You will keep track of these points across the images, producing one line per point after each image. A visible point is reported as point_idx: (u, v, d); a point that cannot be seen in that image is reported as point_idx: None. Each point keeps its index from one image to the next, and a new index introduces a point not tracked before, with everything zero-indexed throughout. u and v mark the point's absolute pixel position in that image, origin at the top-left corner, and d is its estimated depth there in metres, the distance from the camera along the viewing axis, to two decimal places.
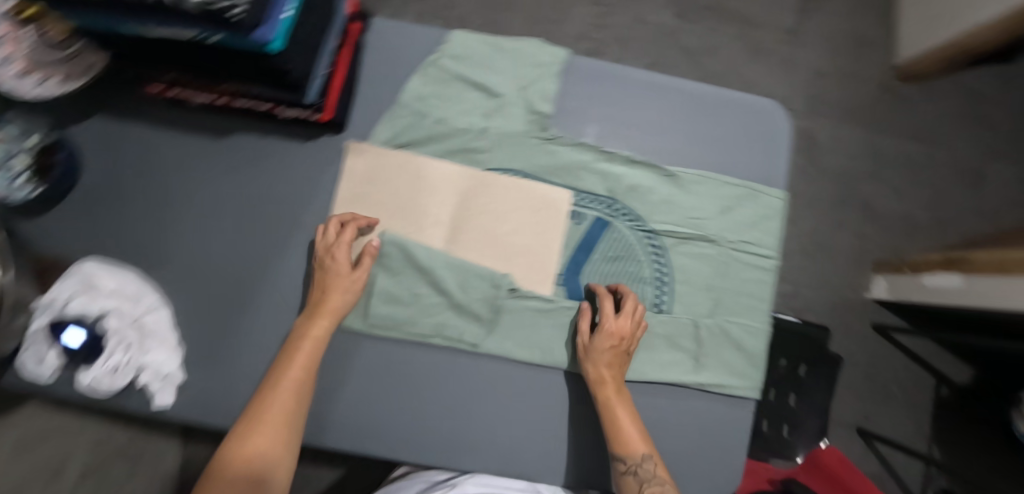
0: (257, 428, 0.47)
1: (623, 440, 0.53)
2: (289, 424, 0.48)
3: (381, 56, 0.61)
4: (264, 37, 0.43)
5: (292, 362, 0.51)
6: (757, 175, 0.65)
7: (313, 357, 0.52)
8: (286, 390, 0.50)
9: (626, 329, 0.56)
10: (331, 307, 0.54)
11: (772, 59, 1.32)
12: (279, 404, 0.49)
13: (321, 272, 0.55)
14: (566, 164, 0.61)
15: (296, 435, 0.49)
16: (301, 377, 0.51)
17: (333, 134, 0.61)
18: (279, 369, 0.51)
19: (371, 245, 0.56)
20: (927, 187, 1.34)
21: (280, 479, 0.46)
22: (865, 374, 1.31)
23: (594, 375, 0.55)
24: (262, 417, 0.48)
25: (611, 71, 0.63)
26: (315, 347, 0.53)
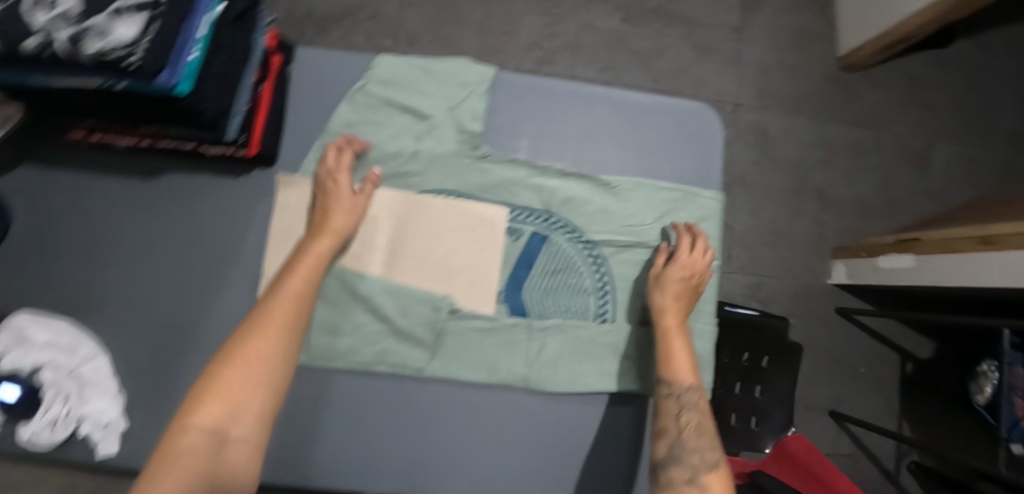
0: (256, 331, 0.48)
1: (672, 366, 0.57)
2: (288, 331, 0.50)
3: (309, 87, 0.61)
4: (170, 82, 0.43)
5: (294, 275, 0.53)
6: (692, 177, 0.66)
7: (314, 273, 0.54)
8: (286, 299, 0.51)
9: (697, 265, 0.60)
10: (333, 227, 0.55)
11: (719, 58, 1.35)
12: (279, 312, 0.50)
13: (323, 195, 0.57)
14: (500, 182, 0.61)
15: (295, 340, 0.50)
16: (303, 289, 0.53)
17: (264, 168, 0.61)
18: (281, 280, 0.53)
19: (373, 174, 0.59)
20: (877, 171, 1.38)
21: (278, 385, 0.47)
22: (832, 357, 1.33)
23: (660, 306, 0.59)
24: (262, 321, 0.49)
25: (538, 86, 0.64)
26: (317, 264, 0.54)
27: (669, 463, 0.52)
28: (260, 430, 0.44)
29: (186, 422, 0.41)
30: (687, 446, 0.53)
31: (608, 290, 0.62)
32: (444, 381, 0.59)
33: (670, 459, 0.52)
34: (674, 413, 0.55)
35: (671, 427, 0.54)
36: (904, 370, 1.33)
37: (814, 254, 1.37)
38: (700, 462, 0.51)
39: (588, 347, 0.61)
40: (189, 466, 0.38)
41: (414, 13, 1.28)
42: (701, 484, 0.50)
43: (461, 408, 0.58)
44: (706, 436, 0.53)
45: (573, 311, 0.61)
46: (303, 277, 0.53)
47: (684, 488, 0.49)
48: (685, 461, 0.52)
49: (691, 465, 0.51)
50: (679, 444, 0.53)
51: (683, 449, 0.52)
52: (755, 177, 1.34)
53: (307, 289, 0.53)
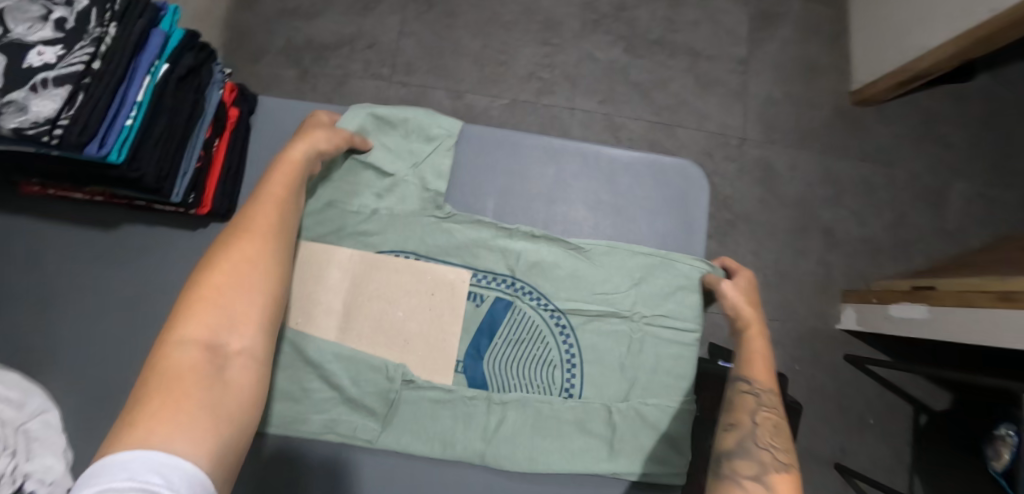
0: (241, 239, 0.46)
1: (753, 365, 0.56)
2: (275, 238, 0.48)
3: (269, 140, 0.60)
4: (99, 152, 0.41)
5: (274, 179, 0.50)
6: (669, 239, 0.63)
7: (295, 179, 0.51)
8: (267, 205, 0.49)
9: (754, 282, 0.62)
10: (308, 143, 0.52)
11: (724, 90, 1.31)
12: (262, 220, 0.48)
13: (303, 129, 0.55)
14: (463, 243, 0.58)
15: (282, 246, 0.48)
16: (283, 193, 0.50)
17: (222, 223, 0.60)
18: (261, 186, 0.50)
19: (362, 141, 0.58)
20: (889, 209, 1.31)
21: (270, 291, 0.46)
22: (837, 405, 1.26)
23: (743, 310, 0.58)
24: (245, 229, 0.47)
25: (508, 142, 0.62)
26: (294, 174, 0.51)
27: (737, 454, 0.50)
28: (259, 341, 0.44)
29: (177, 336, 0.40)
30: (761, 442, 0.50)
31: (574, 362, 0.58)
32: (398, 453, 0.56)
33: (739, 451, 0.50)
34: (749, 409, 0.53)
35: (746, 422, 0.52)
36: (916, 421, 1.25)
37: (820, 296, 1.30)
38: (774, 461, 0.49)
39: (550, 422, 0.57)
40: (190, 380, 0.38)
41: (411, 42, 1.27)
42: (768, 482, 0.47)
43: (414, 482, 0.56)
44: (780, 439, 0.51)
45: (535, 384, 0.58)
46: (284, 182, 0.50)
47: (750, 483, 0.47)
48: (755, 455, 0.49)
49: (764, 462, 0.49)
50: (753, 440, 0.51)
51: (755, 444, 0.50)
52: (759, 214, 1.29)
53: (287, 195, 0.50)
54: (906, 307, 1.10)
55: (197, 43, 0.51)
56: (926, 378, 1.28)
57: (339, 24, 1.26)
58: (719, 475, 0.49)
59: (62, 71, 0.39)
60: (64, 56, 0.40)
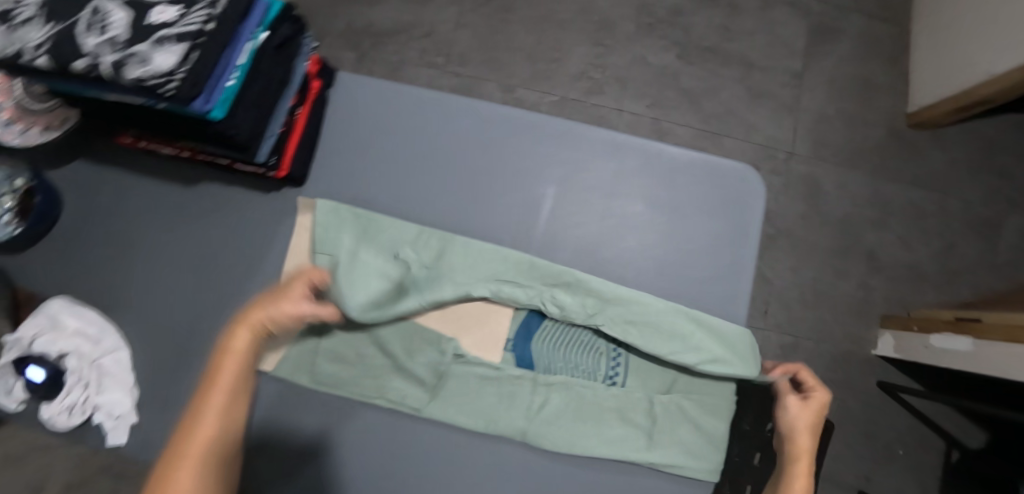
0: (181, 461, 0.42)
1: None
2: (211, 459, 0.44)
3: (344, 113, 0.63)
4: (204, 107, 0.44)
5: (218, 384, 0.46)
6: (723, 240, 0.63)
7: (240, 374, 0.47)
8: (209, 419, 0.44)
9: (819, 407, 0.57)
10: (260, 322, 0.48)
11: (775, 103, 1.30)
12: (204, 434, 0.44)
13: (274, 289, 0.51)
14: (520, 227, 0.61)
15: (225, 456, 0.45)
16: (227, 399, 0.46)
17: (294, 187, 0.62)
18: (203, 392, 0.46)
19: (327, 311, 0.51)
20: (938, 238, 1.27)
21: None
22: (866, 432, 1.24)
23: (798, 444, 0.55)
24: (180, 459, 0.42)
25: (570, 133, 0.63)
26: (244, 363, 0.47)
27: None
28: None
29: None
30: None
31: (619, 351, 0.60)
32: (443, 424, 0.58)
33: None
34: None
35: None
36: (948, 457, 1.22)
37: (858, 319, 1.28)
38: None
39: (591, 407, 0.59)
40: None
41: (467, 34, 1.29)
42: None
43: (454, 453, 0.58)
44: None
45: (580, 368, 0.60)
46: (229, 387, 0.46)
47: None
48: None
49: None
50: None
51: None
52: (801, 230, 1.27)
53: (231, 400, 0.46)
54: (947, 338, 1.07)
55: (293, 15, 0.54)
56: (963, 413, 1.24)
57: (398, 11, 1.29)
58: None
59: (179, 29, 0.42)
60: (182, 16, 0.43)
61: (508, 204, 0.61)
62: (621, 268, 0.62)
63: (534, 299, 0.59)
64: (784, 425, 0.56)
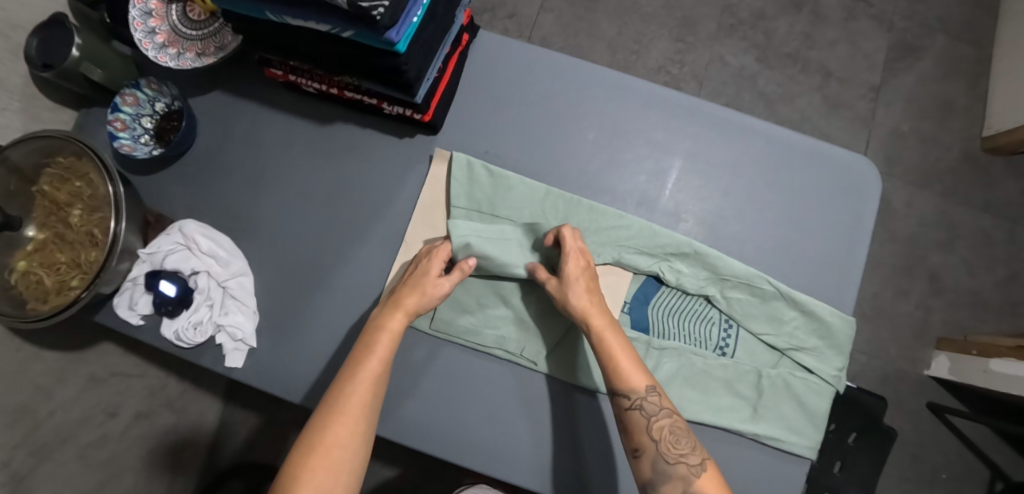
0: (336, 420, 0.50)
1: (619, 377, 0.52)
2: (364, 418, 0.51)
3: (481, 67, 0.65)
4: (394, 38, 0.47)
5: (370, 357, 0.53)
6: (841, 228, 0.64)
7: (389, 351, 0.54)
8: (363, 385, 0.52)
9: (581, 259, 0.56)
10: (409, 305, 0.56)
11: (851, 115, 1.30)
12: (355, 400, 0.51)
13: (414, 272, 0.58)
14: (644, 197, 0.63)
15: (371, 424, 0.52)
16: (378, 371, 0.53)
17: (426, 135, 0.65)
18: (357, 362, 0.53)
19: (466, 263, 0.56)
20: (1004, 266, 1.27)
21: (354, 470, 0.50)
22: (912, 453, 1.25)
23: (580, 308, 0.54)
24: (337, 413, 0.50)
25: (699, 107, 0.64)
26: (392, 342, 0.54)
27: (658, 481, 0.49)
28: None
29: None
30: (670, 457, 0.49)
31: (731, 323, 0.62)
32: (553, 378, 0.60)
33: (658, 477, 0.49)
34: (644, 427, 0.51)
35: (648, 444, 0.50)
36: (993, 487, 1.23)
37: (913, 340, 1.28)
38: (688, 470, 0.48)
39: (702, 376, 0.60)
40: None
41: (551, 18, 1.31)
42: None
43: (562, 406, 0.60)
44: (683, 438, 0.50)
45: (693, 336, 0.61)
46: (379, 361, 0.53)
47: None
48: (672, 473, 0.49)
49: (681, 478, 0.48)
50: (661, 458, 0.49)
51: (667, 461, 0.49)
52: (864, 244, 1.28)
53: (380, 371, 0.53)
54: (1010, 363, 1.06)
55: None
56: (1011, 444, 1.24)
57: None
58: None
59: None
60: None
61: (634, 173, 0.63)
62: (739, 245, 0.63)
63: (652, 266, 0.60)
64: (569, 310, 0.55)
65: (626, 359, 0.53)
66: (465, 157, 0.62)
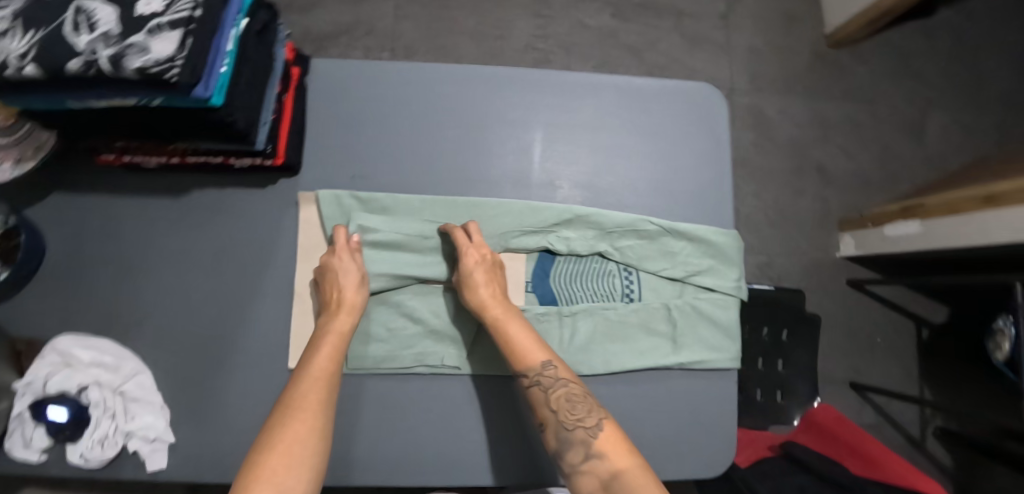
0: (293, 415, 0.48)
1: (517, 357, 0.55)
2: (321, 412, 0.50)
3: (325, 97, 0.64)
4: (205, 93, 0.46)
5: (318, 355, 0.54)
6: (704, 152, 0.67)
7: (338, 349, 0.55)
8: (314, 380, 0.52)
9: (477, 250, 0.58)
10: (349, 303, 0.57)
11: (710, 46, 1.39)
12: (311, 396, 0.50)
13: (330, 275, 0.57)
14: (518, 178, 0.64)
15: (328, 422, 0.50)
16: (329, 367, 0.53)
17: (289, 178, 0.63)
18: (307, 361, 0.53)
19: (349, 241, 0.60)
20: (873, 143, 1.42)
21: (313, 467, 0.47)
22: (847, 327, 1.38)
23: (477, 298, 0.56)
24: (296, 408, 0.49)
25: (545, 77, 0.66)
26: (340, 341, 0.55)
27: (562, 449, 0.52)
28: None
29: None
30: (569, 424, 0.52)
31: (630, 270, 0.64)
32: (481, 376, 0.61)
33: (562, 445, 0.52)
34: (543, 401, 0.54)
35: (549, 417, 0.53)
36: (920, 336, 1.38)
37: (821, 229, 1.40)
38: (587, 434, 0.51)
39: (618, 327, 0.63)
40: None
41: (409, 25, 1.31)
42: (597, 454, 0.50)
43: (499, 398, 0.61)
44: (578, 405, 0.53)
45: (599, 294, 0.63)
46: (328, 355, 0.54)
47: (583, 468, 0.50)
48: (574, 440, 0.51)
49: (579, 441, 0.51)
50: (562, 427, 0.52)
51: (568, 430, 0.52)
52: (755, 158, 1.39)
53: (333, 368, 0.53)
54: (899, 225, 1.21)
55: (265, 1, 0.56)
56: (925, 294, 1.39)
57: (335, 13, 1.29)
58: (568, 474, 0.51)
59: (171, 18, 0.44)
60: (169, 5, 0.45)
61: (503, 156, 0.64)
62: (618, 196, 0.65)
63: (540, 242, 0.62)
64: (470, 301, 0.57)
65: (523, 343, 0.56)
66: (327, 192, 0.61)
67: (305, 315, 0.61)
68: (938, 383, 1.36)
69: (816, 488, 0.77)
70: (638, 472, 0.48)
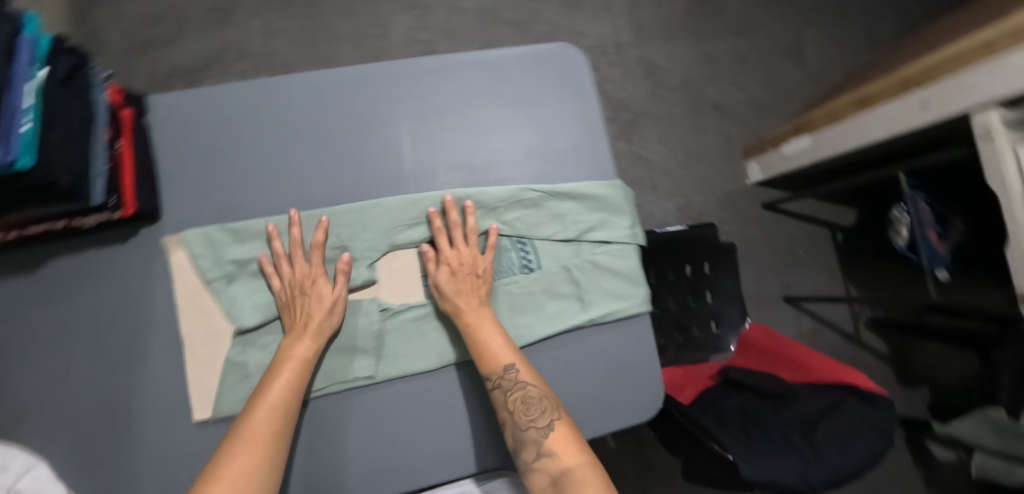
0: (239, 451, 0.49)
1: (482, 359, 0.56)
2: (269, 448, 0.50)
3: (173, 135, 0.61)
4: (6, 157, 0.42)
5: (275, 383, 0.53)
6: (573, 111, 0.68)
7: (299, 377, 0.54)
8: (268, 411, 0.51)
9: (466, 257, 0.60)
10: (314, 329, 0.56)
11: (589, 7, 1.42)
12: (262, 429, 0.50)
13: (304, 301, 0.57)
14: (393, 176, 0.63)
15: (277, 459, 0.50)
16: (287, 396, 0.53)
17: (151, 226, 0.60)
18: (264, 389, 0.53)
19: (342, 263, 0.59)
20: (760, 71, 1.49)
21: None
22: (769, 247, 1.46)
23: (452, 306, 0.59)
24: (247, 441, 0.49)
25: (400, 68, 0.65)
26: (300, 369, 0.55)
27: (518, 448, 0.54)
28: None
29: None
30: (523, 424, 0.54)
31: (524, 241, 0.65)
32: (397, 379, 0.60)
33: (518, 444, 0.54)
34: (502, 403, 0.55)
35: (506, 417, 0.55)
36: (836, 240, 1.49)
37: (730, 161, 1.46)
38: (539, 435, 0.53)
39: (524, 298, 0.64)
40: None
41: (282, 40, 1.25)
42: (548, 452, 0.53)
43: (422, 397, 0.60)
44: (534, 406, 0.54)
45: (497, 271, 0.64)
46: (288, 383, 0.53)
47: (534, 465, 0.53)
48: (529, 439, 0.54)
49: (532, 441, 0.53)
50: (517, 428, 0.54)
51: (523, 430, 0.54)
52: (655, 106, 1.43)
53: (292, 397, 0.53)
54: (793, 142, 1.28)
55: (65, 46, 0.52)
56: (833, 202, 1.50)
57: (200, 42, 1.22)
58: (523, 469, 0.54)
59: None
60: None
61: (373, 157, 0.63)
62: (497, 171, 0.65)
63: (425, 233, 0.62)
64: (449, 305, 0.59)
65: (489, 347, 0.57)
66: (187, 233, 0.58)
67: (201, 363, 0.58)
68: (860, 279, 1.48)
69: (754, 406, 0.84)
70: (586, 470, 0.51)
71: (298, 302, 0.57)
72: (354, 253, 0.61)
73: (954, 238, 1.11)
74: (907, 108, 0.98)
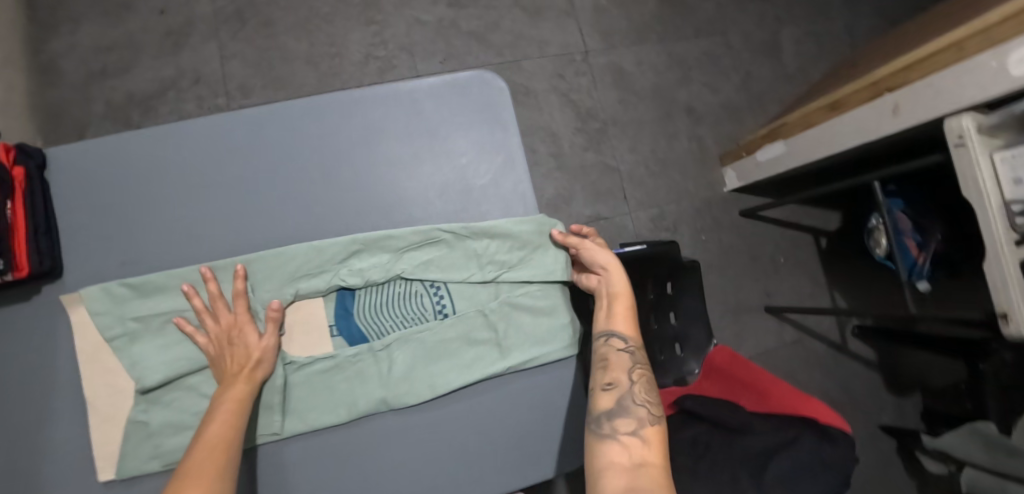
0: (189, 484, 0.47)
1: (622, 322, 0.63)
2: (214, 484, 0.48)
3: (72, 188, 0.59)
4: None
5: (215, 422, 0.52)
6: (490, 144, 0.65)
7: (238, 418, 0.53)
8: (214, 447, 0.50)
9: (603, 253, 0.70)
10: (250, 371, 0.56)
11: (553, 15, 1.38)
12: (205, 466, 0.48)
13: (235, 346, 0.57)
14: (300, 222, 0.61)
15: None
16: (228, 433, 0.51)
17: (52, 283, 0.58)
18: (207, 425, 0.51)
19: (273, 309, 0.57)
20: (734, 73, 1.43)
21: None
22: (749, 256, 1.40)
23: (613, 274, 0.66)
24: (193, 475, 0.47)
25: (304, 106, 0.62)
26: (238, 409, 0.53)
27: (616, 412, 0.56)
28: None
29: None
30: (637, 398, 0.58)
31: (438, 285, 0.63)
32: (305, 435, 0.58)
33: (617, 409, 0.56)
34: (625, 368, 0.60)
35: (622, 382, 0.59)
36: (820, 246, 1.43)
37: (704, 168, 1.41)
38: (644, 415, 0.56)
39: (438, 346, 0.62)
40: None
41: (237, 64, 1.24)
42: (641, 436, 0.54)
43: (332, 452, 0.58)
44: (652, 392, 0.59)
45: (409, 317, 0.62)
46: (225, 424, 0.52)
47: (622, 435, 0.54)
48: (631, 412, 0.56)
49: (633, 416, 0.56)
50: (629, 396, 0.58)
51: (630, 402, 0.57)
52: (624, 114, 1.38)
53: (233, 435, 0.51)
54: (766, 149, 1.23)
55: None
56: (815, 207, 1.45)
57: (155, 69, 1.21)
58: (608, 430, 0.55)
59: None
60: None
61: (278, 202, 0.61)
62: (408, 211, 0.63)
63: (330, 282, 0.60)
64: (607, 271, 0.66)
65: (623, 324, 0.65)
66: (86, 289, 0.57)
67: (105, 424, 0.57)
68: (847, 288, 1.42)
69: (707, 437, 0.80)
70: (660, 472, 0.51)
71: (229, 348, 0.57)
72: (256, 306, 0.59)
73: (935, 248, 1.04)
74: (879, 112, 0.92)
